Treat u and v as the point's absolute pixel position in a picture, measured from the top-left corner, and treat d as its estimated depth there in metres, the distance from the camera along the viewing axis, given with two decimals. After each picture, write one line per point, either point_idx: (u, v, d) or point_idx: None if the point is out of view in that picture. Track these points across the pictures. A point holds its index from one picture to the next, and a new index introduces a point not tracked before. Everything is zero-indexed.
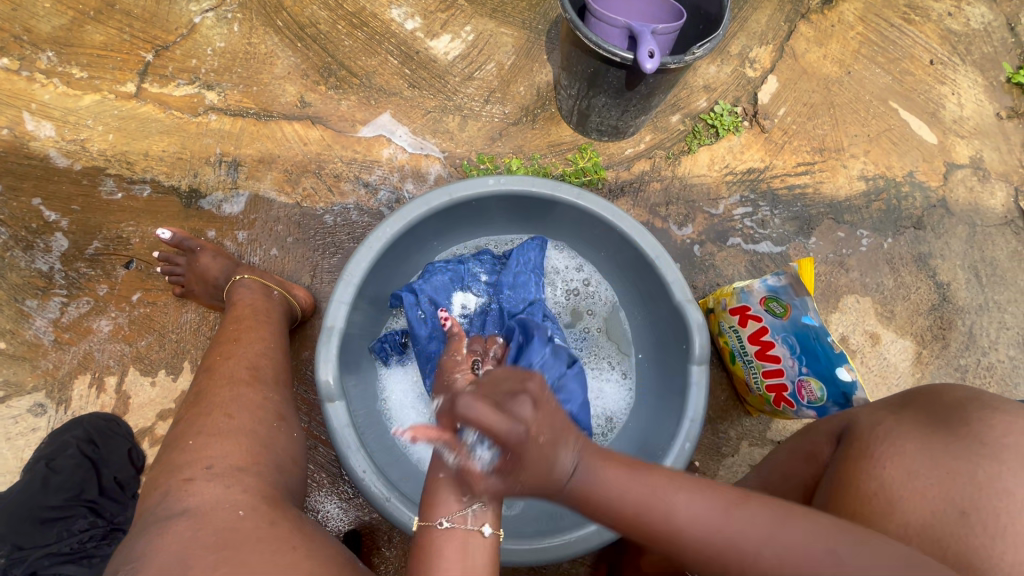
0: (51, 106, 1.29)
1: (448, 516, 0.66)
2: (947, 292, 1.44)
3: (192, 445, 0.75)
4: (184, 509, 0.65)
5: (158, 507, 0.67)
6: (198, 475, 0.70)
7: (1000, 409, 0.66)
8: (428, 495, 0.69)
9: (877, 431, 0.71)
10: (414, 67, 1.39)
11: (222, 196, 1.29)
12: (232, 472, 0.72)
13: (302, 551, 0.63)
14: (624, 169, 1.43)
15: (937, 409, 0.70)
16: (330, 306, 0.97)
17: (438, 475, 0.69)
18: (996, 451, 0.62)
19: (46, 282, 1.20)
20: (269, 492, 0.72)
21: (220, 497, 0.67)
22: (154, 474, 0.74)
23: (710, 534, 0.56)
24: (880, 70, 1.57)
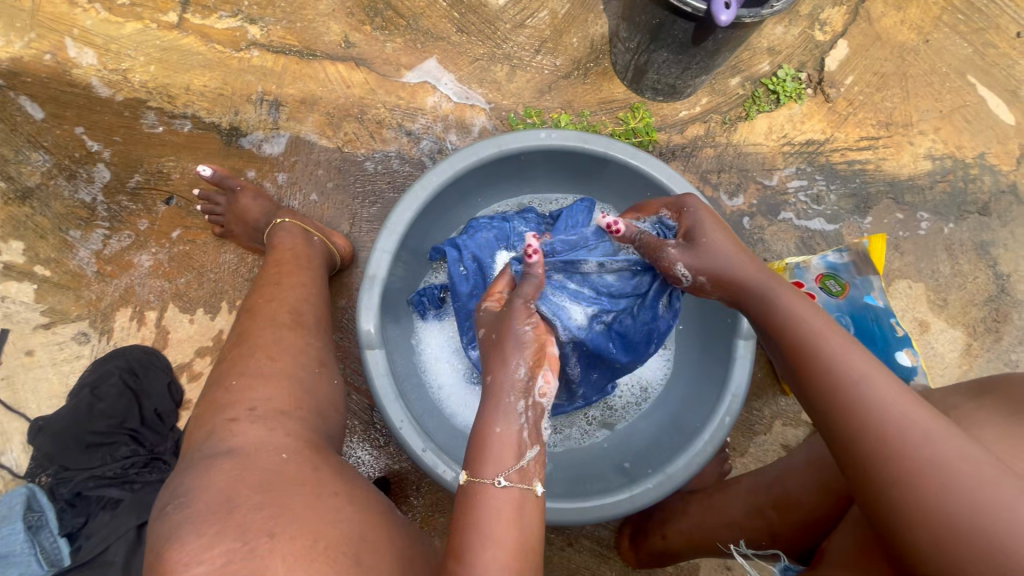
0: (93, 33, 1.26)
1: (505, 474, 0.66)
2: (1006, 283, 1.37)
3: (236, 385, 0.76)
4: (230, 448, 0.66)
5: (204, 444, 0.68)
6: (241, 415, 0.71)
7: None
8: (480, 448, 0.68)
9: (951, 414, 0.65)
10: (463, 10, 1.32)
11: (263, 135, 1.27)
12: (274, 414, 0.72)
13: (344, 497, 0.64)
14: (677, 132, 1.36)
15: (1019, 392, 0.61)
16: (373, 255, 0.96)
17: (493, 430, 0.68)
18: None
19: (89, 213, 1.20)
20: (311, 437, 0.72)
21: (263, 439, 0.67)
22: (200, 411, 0.75)
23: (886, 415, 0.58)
24: (962, 40, 1.45)
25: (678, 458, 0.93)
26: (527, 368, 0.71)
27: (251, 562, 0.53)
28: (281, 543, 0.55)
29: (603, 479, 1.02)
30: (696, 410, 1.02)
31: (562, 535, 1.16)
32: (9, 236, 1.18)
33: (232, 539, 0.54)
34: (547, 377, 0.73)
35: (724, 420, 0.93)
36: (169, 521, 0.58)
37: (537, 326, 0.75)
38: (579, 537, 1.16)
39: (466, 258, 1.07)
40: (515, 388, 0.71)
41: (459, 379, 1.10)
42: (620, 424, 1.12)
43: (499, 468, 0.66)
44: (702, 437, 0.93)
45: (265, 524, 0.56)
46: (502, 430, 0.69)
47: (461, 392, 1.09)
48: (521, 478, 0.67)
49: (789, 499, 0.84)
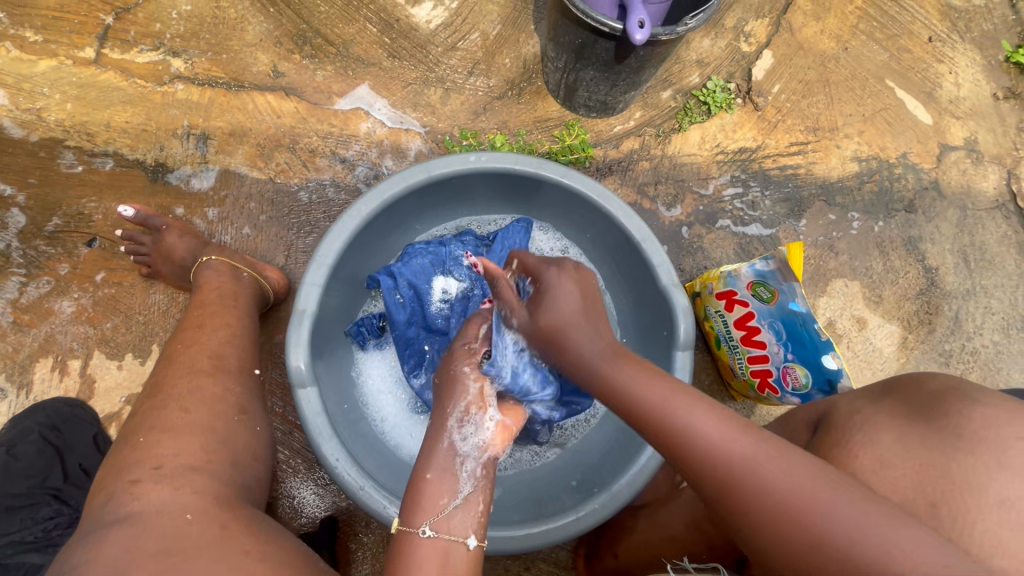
0: (5, 72, 1.21)
1: (431, 522, 0.66)
2: (935, 276, 1.43)
3: (144, 441, 0.72)
4: (130, 513, 0.62)
5: (104, 508, 0.64)
6: (146, 475, 0.67)
7: (983, 401, 0.60)
8: (411, 497, 0.69)
9: (855, 419, 0.67)
10: (393, 35, 1.31)
11: (191, 170, 1.23)
12: (183, 471, 0.69)
13: (256, 555, 0.61)
14: (613, 147, 1.38)
15: (916, 397, 0.65)
16: (301, 289, 0.93)
17: (423, 476, 0.70)
18: (974, 444, 0.56)
19: (3, 260, 1.14)
20: (224, 492, 0.69)
21: (168, 499, 0.64)
22: (105, 472, 0.71)
23: (715, 442, 0.62)
24: (879, 46, 1.52)
25: (622, 477, 0.93)
26: (457, 418, 0.75)
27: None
28: None
29: (555, 500, 1.01)
30: None
31: (520, 560, 1.14)
32: None
33: None
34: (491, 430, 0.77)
35: None
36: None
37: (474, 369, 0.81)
38: (536, 560, 1.15)
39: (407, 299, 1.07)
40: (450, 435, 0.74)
41: (401, 407, 1.08)
42: (570, 442, 1.12)
43: (424, 516, 0.66)
44: (644, 454, 0.93)
45: None
46: (433, 477, 0.70)
47: (406, 422, 1.07)
48: (449, 527, 0.67)
49: None
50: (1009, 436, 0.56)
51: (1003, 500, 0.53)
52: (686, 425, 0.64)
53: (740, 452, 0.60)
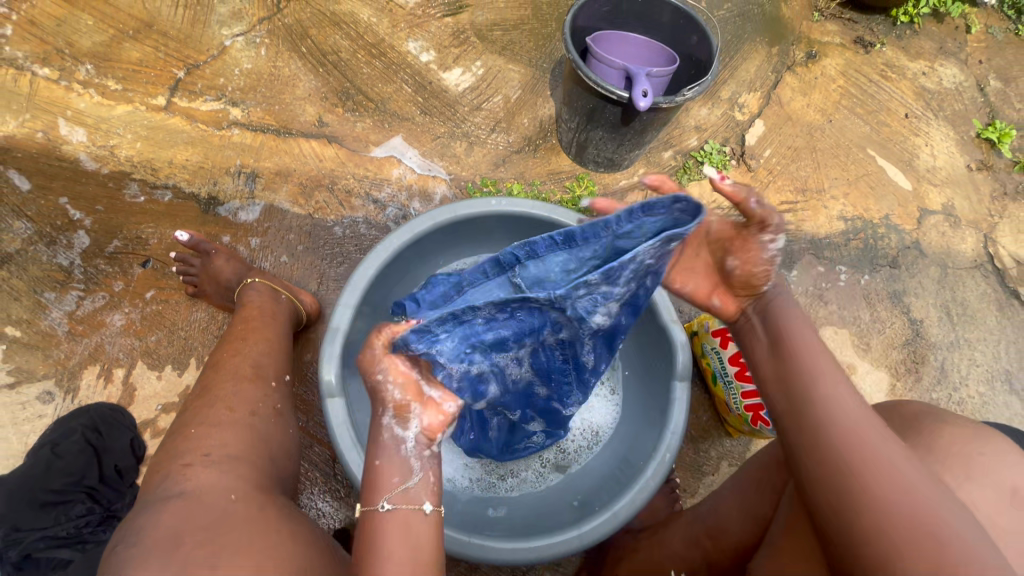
0: (85, 114, 1.38)
1: (389, 498, 0.75)
2: (921, 328, 1.52)
3: (195, 433, 0.81)
4: (182, 491, 0.70)
5: (158, 487, 0.72)
6: (196, 461, 0.75)
7: (949, 423, 0.70)
8: (368, 480, 0.77)
9: None
10: (426, 95, 1.49)
11: (239, 204, 1.37)
12: (228, 460, 0.77)
13: (286, 535, 0.68)
14: (618, 199, 1.52)
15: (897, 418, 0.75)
16: (336, 309, 1.05)
17: (372, 464, 0.77)
18: (943, 457, 0.65)
19: (65, 276, 1.26)
20: (262, 481, 0.77)
21: (215, 481, 0.72)
22: (157, 459, 0.79)
23: (852, 424, 0.68)
24: (860, 120, 1.70)
25: (623, 496, 0.99)
26: (393, 414, 0.78)
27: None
28: None
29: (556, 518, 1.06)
30: (639, 448, 1.10)
31: None
32: None
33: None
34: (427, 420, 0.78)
35: (665, 455, 1.00)
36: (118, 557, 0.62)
37: (399, 383, 0.78)
38: None
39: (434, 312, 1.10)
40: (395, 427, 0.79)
41: None
42: (573, 467, 1.17)
43: (381, 497, 0.75)
44: (645, 473, 0.99)
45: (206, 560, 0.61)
46: (382, 462, 0.77)
47: None
48: (405, 500, 0.75)
49: (720, 528, 0.90)
50: (970, 450, 0.65)
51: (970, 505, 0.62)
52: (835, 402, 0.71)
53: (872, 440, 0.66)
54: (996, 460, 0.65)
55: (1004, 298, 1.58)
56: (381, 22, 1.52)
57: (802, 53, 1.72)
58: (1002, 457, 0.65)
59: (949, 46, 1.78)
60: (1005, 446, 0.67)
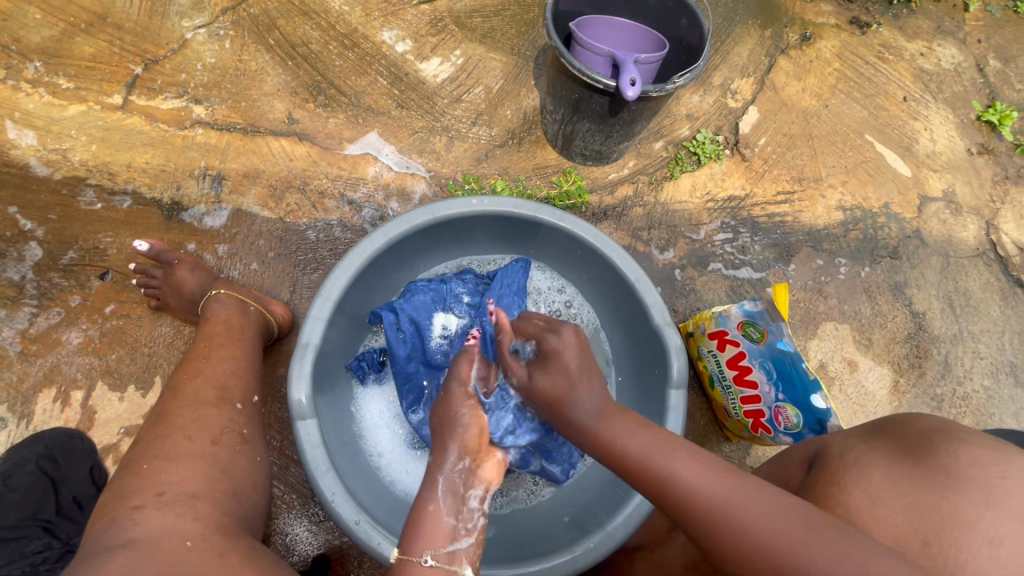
0: (35, 115, 1.29)
1: (432, 553, 0.66)
2: (923, 321, 1.47)
3: (147, 469, 0.73)
4: (130, 540, 0.63)
5: (102, 536, 0.64)
6: (148, 502, 0.68)
7: (968, 440, 0.61)
8: (414, 526, 0.69)
9: (846, 456, 0.66)
10: (402, 87, 1.41)
11: (204, 209, 1.29)
12: (184, 499, 0.69)
13: None
14: (608, 193, 1.45)
15: (906, 434, 0.65)
16: (306, 323, 0.97)
17: (427, 508, 0.69)
18: (963, 482, 0.56)
19: (17, 292, 1.17)
20: (225, 520, 0.70)
21: (167, 527, 0.65)
22: (106, 498, 0.71)
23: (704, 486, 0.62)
24: (857, 104, 1.64)
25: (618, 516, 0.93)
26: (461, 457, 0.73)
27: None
28: None
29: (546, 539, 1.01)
30: None
31: None
32: None
33: None
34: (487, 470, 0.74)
35: None
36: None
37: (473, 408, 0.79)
38: None
39: (432, 320, 1.12)
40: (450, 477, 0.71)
41: (399, 444, 1.09)
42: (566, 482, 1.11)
43: (429, 545, 0.66)
44: (640, 491, 0.94)
45: None
46: (433, 508, 0.69)
47: (402, 458, 1.08)
48: (450, 559, 0.67)
49: None
50: (996, 474, 0.56)
51: (993, 537, 0.53)
52: (669, 473, 0.64)
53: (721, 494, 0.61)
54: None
55: (1007, 287, 1.53)
56: (352, 10, 1.42)
57: (797, 35, 1.65)
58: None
59: (948, 25, 1.71)
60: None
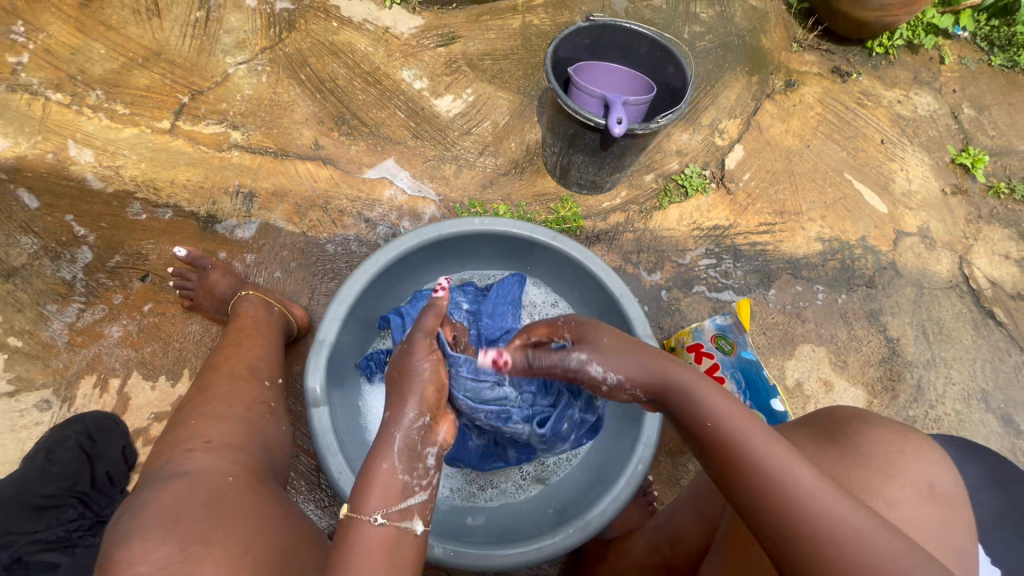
0: (94, 136, 1.46)
1: (383, 511, 0.70)
2: (897, 346, 1.56)
3: (195, 424, 0.90)
4: (185, 471, 0.80)
5: (162, 466, 0.82)
6: (198, 447, 0.85)
7: (876, 425, 0.74)
8: (365, 480, 0.73)
9: (779, 443, 0.79)
10: (418, 120, 1.57)
11: (236, 222, 1.44)
12: (226, 448, 0.87)
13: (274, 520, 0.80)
14: (601, 219, 1.58)
15: (828, 422, 0.78)
16: (324, 321, 1.09)
17: (381, 466, 0.73)
18: (869, 459, 0.69)
19: (67, 289, 1.32)
20: (253, 473, 0.85)
21: (212, 466, 0.83)
22: (159, 445, 0.88)
23: (794, 486, 0.60)
24: (836, 145, 1.77)
25: (596, 506, 1.02)
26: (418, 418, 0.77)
27: (187, 563, 0.68)
28: (215, 548, 0.70)
29: (531, 526, 1.11)
30: (613, 461, 1.13)
31: None
32: None
33: (173, 543, 0.69)
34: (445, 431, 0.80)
35: (638, 467, 1.03)
36: (124, 526, 0.72)
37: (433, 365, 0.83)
38: None
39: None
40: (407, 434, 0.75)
41: None
42: (552, 478, 1.20)
43: (377, 504, 0.70)
44: (617, 484, 1.03)
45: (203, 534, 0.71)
46: (388, 466, 0.73)
47: None
48: (399, 516, 0.71)
49: (678, 535, 0.95)
50: (894, 452, 0.70)
51: (892, 504, 0.66)
52: (755, 457, 0.63)
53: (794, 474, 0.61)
54: (915, 458, 0.70)
55: (980, 317, 1.62)
56: (377, 52, 1.60)
57: (781, 82, 1.80)
58: (920, 454, 0.71)
59: (923, 76, 1.86)
60: (923, 444, 0.73)
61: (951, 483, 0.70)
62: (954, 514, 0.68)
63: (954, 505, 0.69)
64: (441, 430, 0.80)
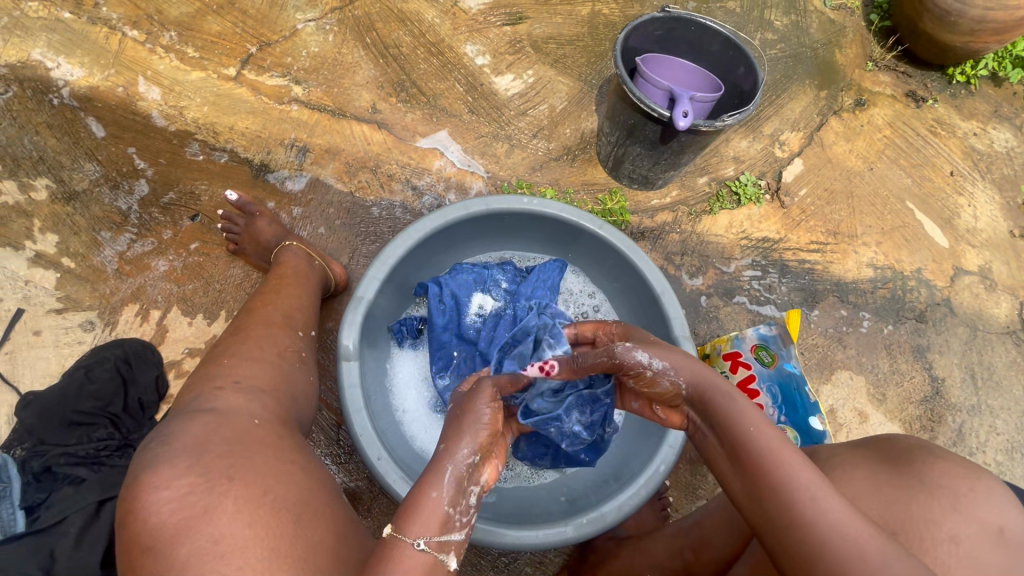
0: (163, 76, 1.49)
1: (426, 538, 0.63)
2: (941, 387, 1.49)
3: (228, 363, 0.92)
4: (212, 408, 0.81)
5: (192, 402, 0.83)
6: (227, 386, 0.87)
7: (944, 457, 0.72)
8: (412, 506, 0.65)
9: (835, 461, 0.79)
10: (476, 96, 1.56)
11: (287, 174, 1.46)
12: (255, 390, 0.88)
13: (300, 466, 0.80)
14: (648, 217, 1.55)
15: (887, 448, 0.77)
16: (364, 280, 1.10)
17: (428, 493, 0.65)
18: (933, 488, 0.68)
19: (122, 219, 1.36)
20: (280, 414, 0.88)
21: (241, 406, 0.84)
22: (192, 380, 0.90)
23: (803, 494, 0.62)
24: (903, 171, 1.70)
25: (612, 500, 1.00)
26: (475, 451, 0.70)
27: (208, 495, 0.69)
28: (236, 486, 0.71)
29: (545, 510, 1.10)
30: (634, 460, 1.11)
31: (505, 572, 1.22)
32: (48, 230, 1.35)
33: (195, 475, 0.70)
34: (490, 472, 0.73)
35: (660, 467, 1.01)
36: (150, 452, 0.74)
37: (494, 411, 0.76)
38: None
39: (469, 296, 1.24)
40: (458, 467, 0.68)
41: (424, 405, 1.20)
42: (568, 468, 1.19)
43: (422, 529, 0.63)
44: (637, 480, 1.01)
45: (225, 470, 0.72)
46: (436, 495, 0.65)
47: (423, 417, 1.19)
48: (440, 547, 0.63)
49: (706, 542, 0.94)
50: (959, 485, 0.68)
51: (953, 536, 0.64)
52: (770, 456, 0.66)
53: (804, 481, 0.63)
54: (987, 498, 0.67)
55: None
56: (443, 23, 1.60)
57: (852, 100, 1.73)
58: (994, 495, 0.68)
59: (1005, 111, 1.76)
60: (998, 487, 0.70)
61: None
62: None
63: None
64: (488, 473, 0.72)
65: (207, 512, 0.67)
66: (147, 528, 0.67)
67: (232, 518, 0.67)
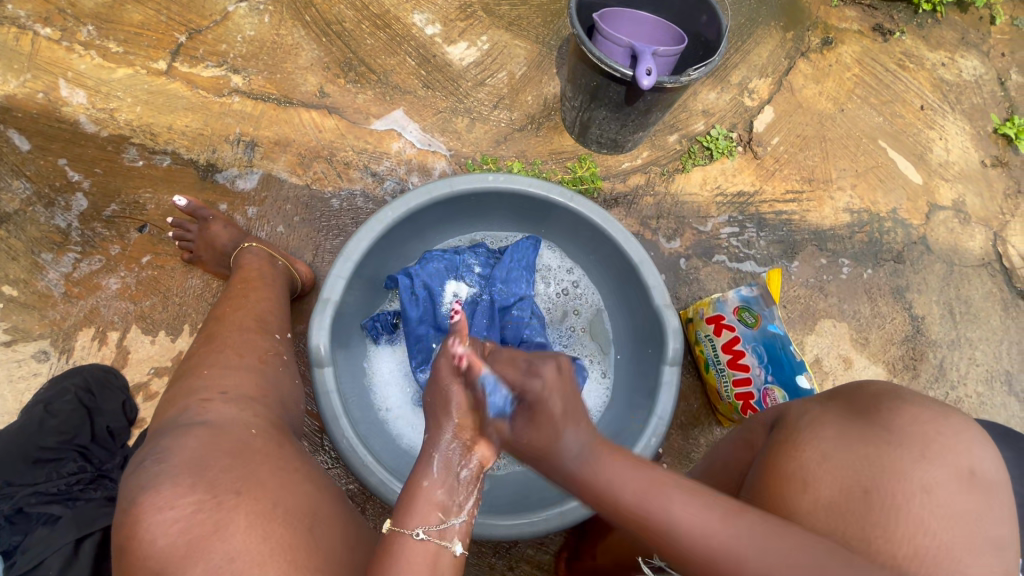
0: (86, 76, 1.37)
1: (425, 528, 0.67)
2: (921, 325, 1.51)
3: (209, 374, 0.88)
4: (205, 420, 0.78)
5: (180, 416, 0.79)
6: (215, 397, 0.83)
7: (907, 401, 0.71)
8: (407, 501, 0.70)
9: (805, 419, 0.75)
10: (429, 69, 1.47)
11: (237, 172, 1.37)
12: (244, 399, 0.85)
13: (304, 473, 0.79)
14: (620, 181, 1.50)
15: (857, 399, 0.74)
16: (329, 279, 1.04)
17: (420, 483, 0.70)
18: (902, 437, 0.65)
19: (62, 238, 1.27)
20: (275, 421, 0.86)
21: (235, 417, 0.81)
22: (171, 397, 0.86)
23: (706, 540, 0.56)
24: (873, 110, 1.66)
25: None
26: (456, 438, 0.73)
27: (219, 512, 0.66)
28: (245, 499, 0.68)
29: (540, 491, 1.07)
30: (624, 432, 1.10)
31: (507, 556, 1.23)
32: None
33: (202, 491, 0.67)
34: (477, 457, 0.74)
35: (651, 440, 0.99)
36: (146, 471, 0.69)
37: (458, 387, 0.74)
38: (519, 561, 1.24)
39: None
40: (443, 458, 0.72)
41: (407, 401, 1.18)
42: None
43: (421, 521, 0.67)
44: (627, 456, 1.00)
45: (232, 484, 0.69)
46: (428, 484, 0.70)
47: (407, 413, 1.16)
48: (440, 535, 0.67)
49: None
50: (930, 430, 0.66)
51: (925, 486, 0.62)
52: (660, 514, 0.58)
53: (716, 539, 0.55)
54: (955, 439, 0.65)
55: (1010, 298, 1.55)
56: None
57: (818, 39, 1.67)
58: (961, 434, 0.66)
59: (972, 37, 1.72)
60: (966, 426, 0.68)
61: (997, 472, 0.65)
62: (994, 501, 0.63)
63: (998, 492, 0.64)
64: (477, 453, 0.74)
65: (219, 530, 0.64)
66: (154, 552, 0.63)
67: (245, 535, 0.65)
